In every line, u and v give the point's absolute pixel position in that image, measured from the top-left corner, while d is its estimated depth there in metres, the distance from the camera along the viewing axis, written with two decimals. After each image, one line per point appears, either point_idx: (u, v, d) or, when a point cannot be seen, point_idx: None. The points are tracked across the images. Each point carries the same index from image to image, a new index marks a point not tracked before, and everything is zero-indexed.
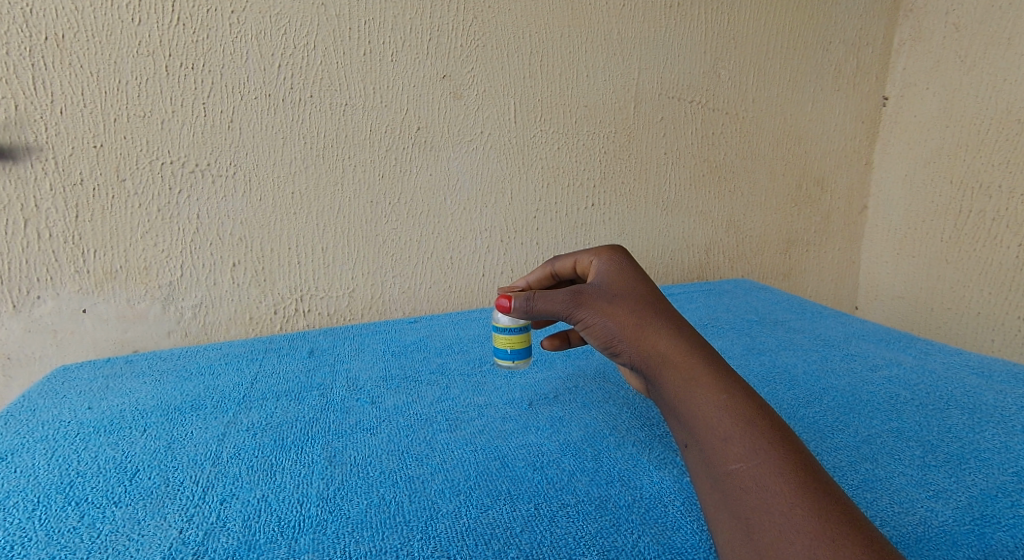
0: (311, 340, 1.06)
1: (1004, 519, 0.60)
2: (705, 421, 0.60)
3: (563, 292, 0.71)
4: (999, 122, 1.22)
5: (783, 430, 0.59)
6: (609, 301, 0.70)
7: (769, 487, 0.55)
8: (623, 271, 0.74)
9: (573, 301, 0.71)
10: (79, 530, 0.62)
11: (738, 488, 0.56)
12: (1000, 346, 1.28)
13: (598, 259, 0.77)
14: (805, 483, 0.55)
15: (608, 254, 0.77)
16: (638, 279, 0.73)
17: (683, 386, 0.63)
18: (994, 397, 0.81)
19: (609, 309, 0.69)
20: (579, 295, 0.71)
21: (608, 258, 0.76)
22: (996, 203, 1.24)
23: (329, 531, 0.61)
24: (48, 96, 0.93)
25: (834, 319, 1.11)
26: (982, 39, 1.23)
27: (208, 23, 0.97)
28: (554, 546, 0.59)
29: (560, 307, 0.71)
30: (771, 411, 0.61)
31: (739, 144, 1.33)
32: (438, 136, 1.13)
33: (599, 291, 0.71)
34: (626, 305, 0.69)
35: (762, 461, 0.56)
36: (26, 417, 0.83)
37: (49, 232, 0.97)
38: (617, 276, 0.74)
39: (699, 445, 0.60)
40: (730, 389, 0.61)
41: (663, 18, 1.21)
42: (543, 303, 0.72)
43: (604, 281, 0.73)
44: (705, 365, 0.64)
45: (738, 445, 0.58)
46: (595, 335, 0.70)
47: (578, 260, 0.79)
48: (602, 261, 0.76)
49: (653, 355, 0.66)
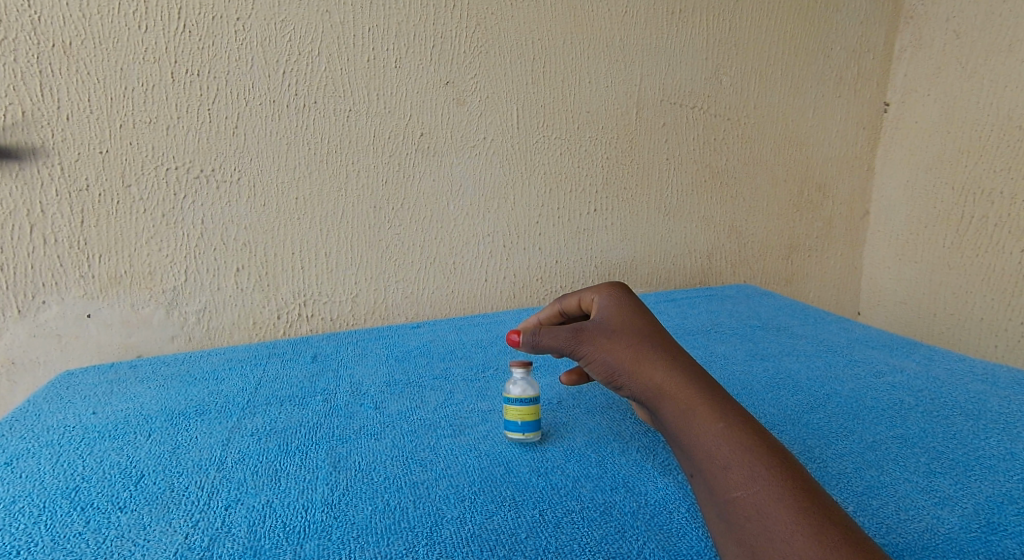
0: (314, 345, 1.06)
1: (1012, 527, 0.60)
2: (705, 451, 0.60)
3: (565, 329, 0.71)
4: (1001, 128, 1.22)
5: (784, 458, 0.59)
6: (608, 336, 0.70)
7: (770, 512, 0.54)
8: (622, 308, 0.75)
9: (574, 337, 0.70)
10: (85, 535, 0.62)
11: (740, 515, 0.56)
12: (1004, 352, 1.28)
13: (599, 296, 0.77)
14: (809, 509, 0.54)
15: (609, 291, 0.78)
16: (639, 314, 0.73)
17: (681, 417, 0.63)
18: (999, 404, 0.81)
19: (610, 343, 0.69)
20: (580, 331, 0.71)
21: (609, 295, 0.77)
22: (998, 209, 1.24)
23: (334, 537, 0.61)
24: (54, 102, 0.93)
25: (837, 325, 1.11)
26: (983, 46, 1.24)
27: (214, 30, 0.98)
28: (560, 552, 0.58)
29: (563, 343, 0.71)
30: (770, 438, 0.61)
31: (741, 150, 1.33)
32: (442, 141, 1.13)
33: (599, 327, 0.71)
34: (625, 339, 0.70)
35: (763, 488, 0.56)
36: (31, 422, 0.83)
37: (55, 237, 0.97)
38: (616, 312, 0.74)
39: (700, 476, 0.60)
40: (728, 419, 0.62)
41: (666, 25, 1.21)
42: (547, 338, 0.71)
43: (604, 317, 0.73)
44: (702, 395, 0.64)
45: (738, 473, 0.58)
46: (596, 369, 0.69)
47: (581, 298, 0.79)
48: (603, 298, 0.77)
49: (652, 387, 0.66)
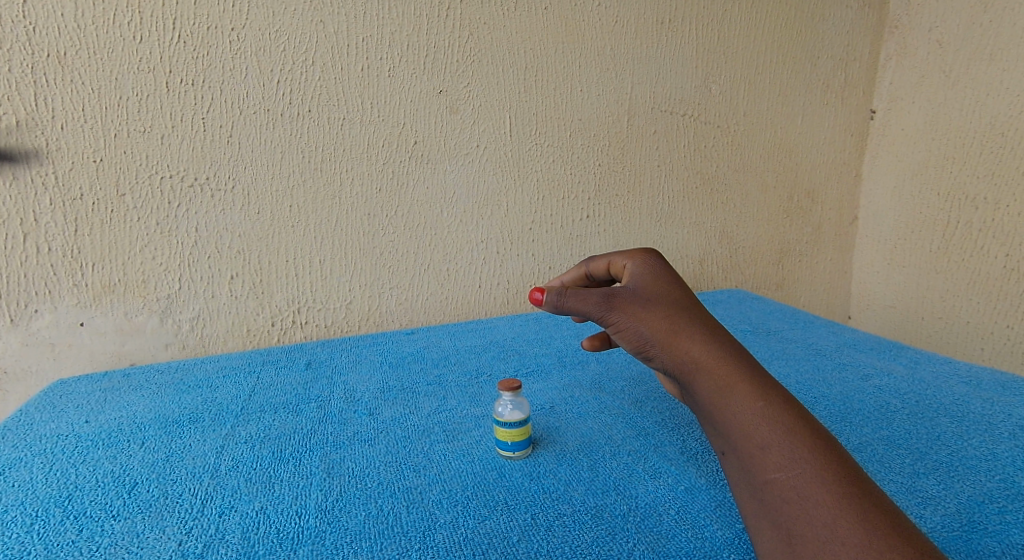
0: (308, 352, 1.06)
1: (992, 526, 0.61)
2: (743, 428, 0.61)
3: (596, 294, 0.70)
4: (984, 135, 1.24)
5: (823, 438, 0.59)
6: (642, 305, 0.69)
7: (810, 496, 0.56)
8: (657, 274, 0.73)
9: (606, 304, 0.70)
10: (79, 543, 0.62)
11: (779, 496, 0.57)
12: (990, 355, 1.29)
13: (632, 262, 0.75)
14: (849, 493, 0.55)
15: (642, 257, 0.75)
16: (674, 282, 0.72)
17: (719, 392, 0.63)
18: (982, 406, 0.82)
19: (643, 313, 0.69)
20: (613, 298, 0.70)
21: (644, 259, 0.75)
22: (983, 214, 1.26)
23: (327, 543, 0.61)
24: (49, 112, 0.93)
25: (826, 329, 1.12)
26: (965, 55, 1.25)
27: (209, 40, 0.98)
28: (551, 555, 0.59)
29: (593, 308, 0.70)
30: (808, 417, 0.61)
31: (732, 156, 1.34)
32: (435, 149, 1.14)
33: (632, 295, 0.70)
34: (660, 309, 0.69)
35: (803, 470, 0.57)
36: (23, 431, 0.83)
37: (48, 246, 0.97)
38: (650, 278, 0.72)
39: (737, 452, 0.61)
40: (767, 396, 0.62)
41: (656, 34, 1.23)
42: (576, 301, 0.71)
43: (638, 284, 0.72)
44: (740, 371, 0.64)
45: (777, 453, 0.58)
46: (627, 338, 0.69)
47: (612, 262, 0.77)
48: (636, 264, 0.74)
49: (688, 361, 0.66)
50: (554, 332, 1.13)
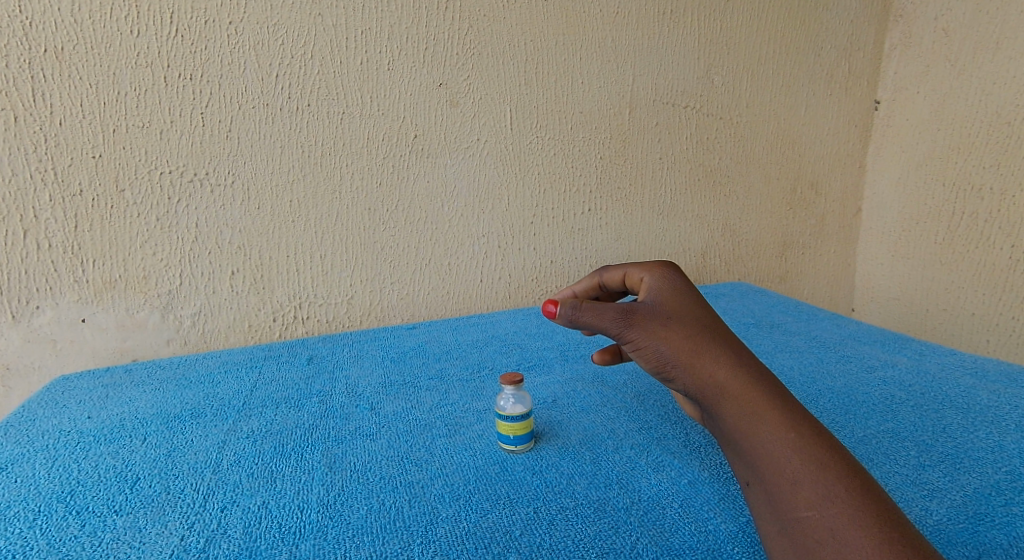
0: (310, 347, 1.06)
1: (998, 517, 0.61)
2: (772, 460, 0.59)
3: (613, 309, 0.68)
4: (990, 125, 1.23)
5: (858, 474, 0.58)
6: (662, 323, 0.68)
7: (846, 537, 0.53)
8: (676, 291, 0.72)
9: (623, 320, 0.68)
10: (81, 538, 0.62)
11: (810, 534, 0.55)
12: (996, 347, 1.29)
13: (649, 275, 0.74)
14: (887, 535, 0.53)
15: (660, 271, 0.74)
16: (693, 300, 0.71)
17: (746, 419, 0.62)
18: (987, 397, 0.82)
19: (663, 332, 0.68)
20: (631, 314, 0.68)
21: (661, 275, 0.74)
22: (989, 205, 1.25)
23: (329, 538, 0.61)
24: (47, 107, 0.93)
25: (829, 321, 1.12)
26: (971, 44, 1.24)
27: (207, 35, 0.98)
28: (554, 549, 0.59)
29: (609, 324, 0.68)
30: (841, 451, 0.60)
31: (734, 148, 1.34)
32: (435, 143, 1.13)
33: (652, 311, 0.69)
34: (682, 329, 0.68)
35: (836, 508, 0.55)
36: (26, 427, 0.83)
37: (49, 242, 0.97)
38: (669, 295, 0.71)
39: (765, 486, 0.59)
40: (798, 427, 0.61)
41: (657, 25, 1.22)
42: (591, 316, 0.69)
43: (658, 299, 0.71)
44: (769, 400, 0.63)
45: (809, 490, 0.57)
46: (646, 356, 0.68)
47: (627, 274, 0.76)
48: (654, 277, 0.74)
49: (713, 386, 0.65)
50: (556, 326, 1.13)
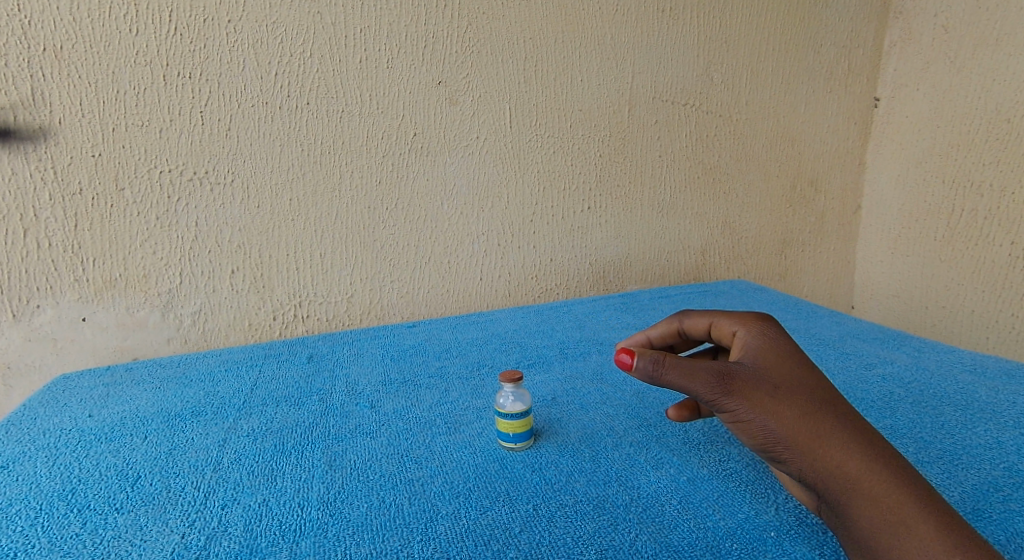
0: (310, 346, 1.06)
1: (996, 513, 0.61)
2: None
3: (708, 371, 0.61)
4: (989, 122, 1.23)
5: None
6: (769, 392, 0.60)
7: None
8: (781, 352, 0.63)
9: (720, 384, 0.60)
10: (82, 536, 0.62)
11: None
12: (995, 344, 1.29)
13: (744, 329, 0.66)
14: None
15: (757, 325, 0.66)
16: (802, 364, 0.62)
17: (885, 519, 0.54)
18: (986, 394, 0.82)
19: (771, 404, 0.59)
20: (730, 379, 0.60)
21: (761, 331, 0.65)
22: (988, 202, 1.25)
23: (329, 535, 0.61)
24: (46, 106, 0.93)
25: (829, 319, 1.12)
26: (971, 41, 1.24)
27: (206, 33, 0.98)
28: (553, 545, 0.59)
29: (703, 388, 0.61)
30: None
31: (733, 146, 1.34)
32: (435, 141, 1.13)
33: (754, 377, 0.61)
34: (794, 402, 0.59)
35: None
36: (27, 425, 0.83)
37: (49, 241, 0.97)
38: (773, 357, 0.63)
39: None
40: (950, 533, 0.52)
41: (656, 23, 1.22)
42: (680, 376, 0.61)
43: (757, 360, 0.63)
44: (908, 495, 0.55)
45: None
46: (750, 431, 0.60)
47: (716, 325, 0.69)
48: (750, 332, 0.66)
49: (837, 474, 0.56)
50: (556, 324, 1.13)
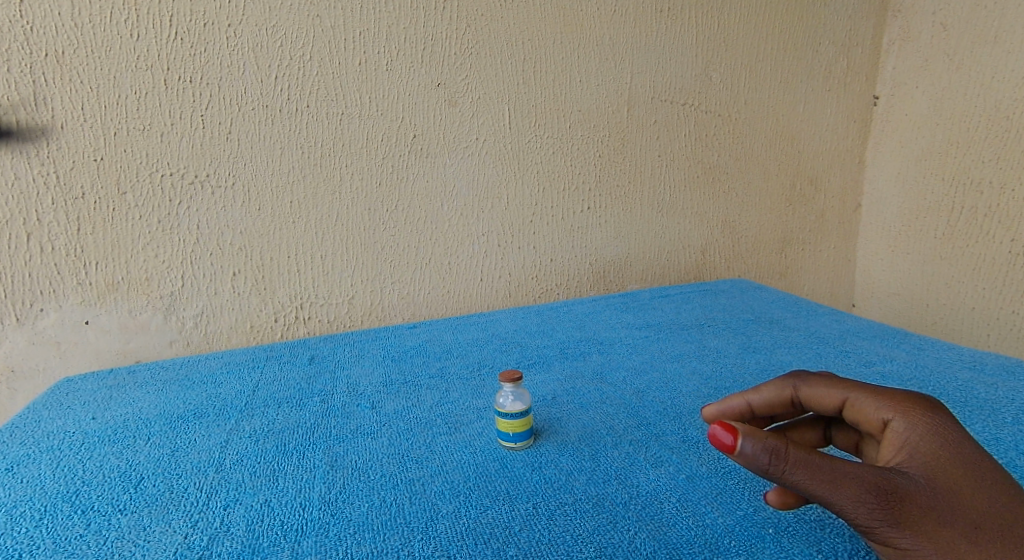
0: (311, 347, 1.06)
1: None
2: None
3: (860, 487, 0.50)
4: (988, 119, 1.23)
5: None
6: (945, 522, 0.49)
7: None
8: (965, 464, 0.51)
9: (877, 505, 0.50)
10: (86, 537, 0.62)
11: None
12: (996, 341, 1.29)
13: (903, 423, 0.54)
14: None
15: (922, 417, 0.53)
16: (991, 479, 0.51)
17: None
18: (985, 390, 0.82)
19: (946, 538, 0.49)
20: (891, 501, 0.50)
21: (926, 425, 0.53)
22: (988, 199, 1.25)
23: (331, 534, 0.61)
24: (48, 111, 0.93)
25: (829, 317, 1.12)
26: (969, 38, 1.24)
27: (206, 37, 0.98)
28: (553, 544, 0.59)
29: (852, 505, 0.51)
30: None
31: (732, 145, 1.34)
32: (435, 143, 1.13)
33: (924, 498, 0.50)
34: (979, 537, 0.48)
35: None
36: (31, 428, 0.83)
37: (51, 245, 0.97)
38: (953, 468, 0.51)
39: None
40: None
41: (655, 23, 1.22)
42: (820, 485, 0.51)
43: (926, 472, 0.51)
44: None
45: None
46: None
47: (859, 405, 0.57)
48: (912, 427, 0.53)
49: None
50: (556, 324, 1.13)
